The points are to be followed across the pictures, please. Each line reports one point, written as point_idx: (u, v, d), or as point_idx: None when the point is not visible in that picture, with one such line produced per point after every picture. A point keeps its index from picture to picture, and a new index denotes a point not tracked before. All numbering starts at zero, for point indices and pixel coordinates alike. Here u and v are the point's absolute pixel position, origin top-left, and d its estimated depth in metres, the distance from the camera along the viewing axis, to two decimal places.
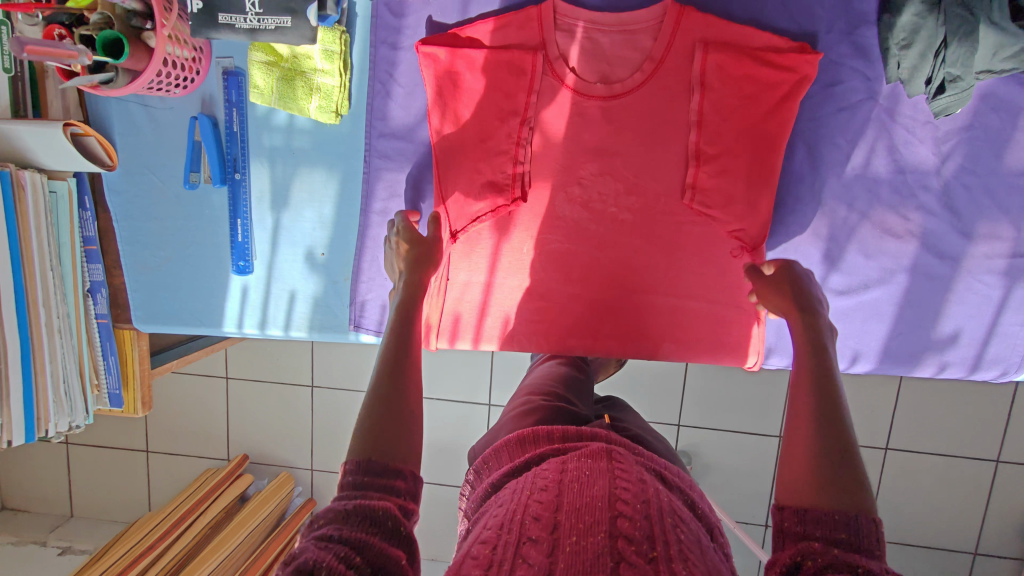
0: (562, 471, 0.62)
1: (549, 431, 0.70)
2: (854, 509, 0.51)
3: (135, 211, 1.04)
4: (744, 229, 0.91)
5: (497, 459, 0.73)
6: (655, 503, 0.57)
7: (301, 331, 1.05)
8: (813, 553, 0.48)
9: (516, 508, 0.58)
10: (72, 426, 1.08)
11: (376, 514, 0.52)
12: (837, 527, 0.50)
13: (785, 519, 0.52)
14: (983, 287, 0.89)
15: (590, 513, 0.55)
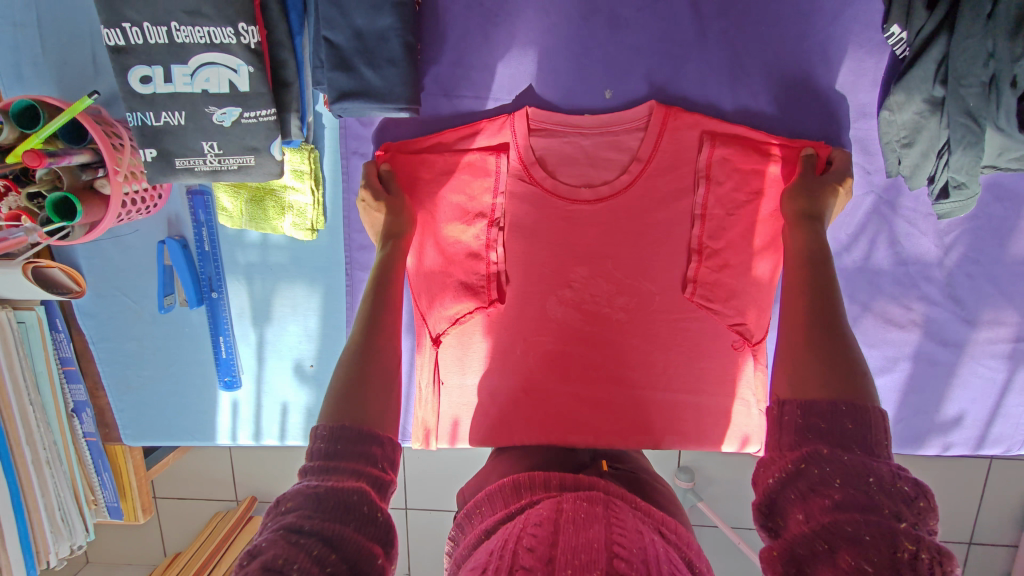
0: (557, 510, 0.63)
1: (546, 479, 0.71)
2: (853, 399, 0.51)
3: (110, 333, 0.99)
4: (744, 323, 0.89)
5: (489, 505, 0.73)
6: (652, 552, 0.58)
7: (297, 440, 1.03)
8: (817, 458, 0.49)
9: (509, 539, 0.60)
10: (73, 547, 1.07)
11: (349, 496, 0.51)
12: (845, 416, 0.51)
13: (789, 414, 0.53)
14: (987, 370, 0.87)
15: (586, 552, 0.55)
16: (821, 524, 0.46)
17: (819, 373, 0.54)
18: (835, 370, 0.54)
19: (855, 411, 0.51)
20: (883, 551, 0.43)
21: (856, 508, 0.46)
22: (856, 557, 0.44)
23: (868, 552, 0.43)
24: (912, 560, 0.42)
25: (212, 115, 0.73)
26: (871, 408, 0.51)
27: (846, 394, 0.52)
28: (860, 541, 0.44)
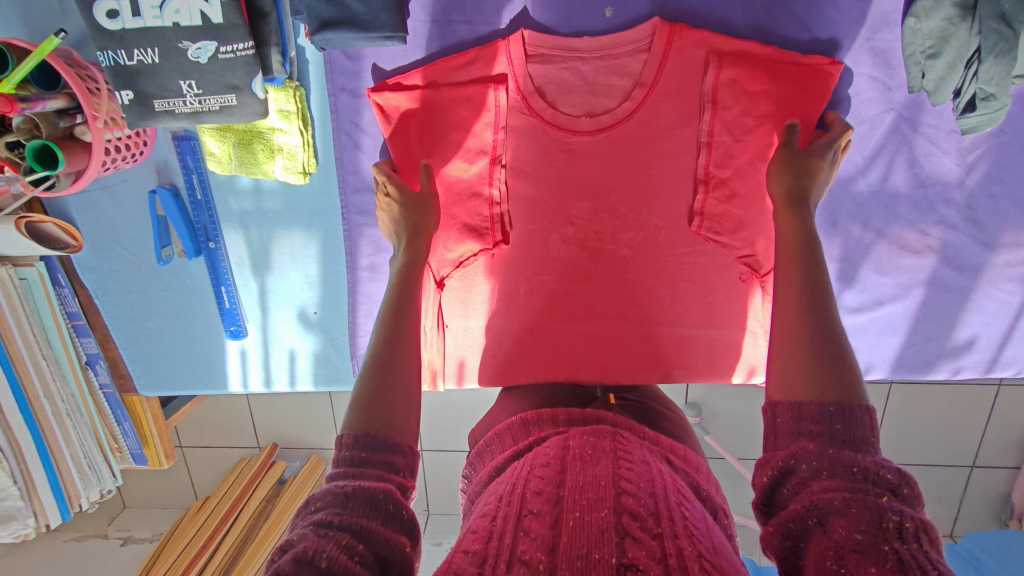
0: (564, 448, 0.63)
1: (553, 415, 0.71)
2: (840, 397, 0.49)
3: (114, 287, 0.99)
4: (753, 255, 0.86)
5: (499, 443, 0.74)
6: (659, 484, 0.58)
7: (307, 385, 1.05)
8: (805, 456, 0.48)
9: (517, 483, 0.59)
10: (104, 492, 1.12)
11: (375, 496, 0.49)
12: (833, 417, 0.48)
13: (779, 415, 0.51)
14: (1003, 294, 0.85)
15: (593, 490, 0.55)
16: (809, 503, 0.45)
17: (812, 368, 0.51)
18: (835, 369, 0.51)
19: (844, 413, 0.48)
20: (869, 522, 0.42)
21: (844, 485, 0.45)
22: (848, 526, 0.43)
23: (858, 522, 0.43)
24: (898, 530, 0.42)
25: (187, 51, 0.69)
26: (858, 411, 0.48)
27: (837, 394, 0.49)
28: (847, 513, 0.43)
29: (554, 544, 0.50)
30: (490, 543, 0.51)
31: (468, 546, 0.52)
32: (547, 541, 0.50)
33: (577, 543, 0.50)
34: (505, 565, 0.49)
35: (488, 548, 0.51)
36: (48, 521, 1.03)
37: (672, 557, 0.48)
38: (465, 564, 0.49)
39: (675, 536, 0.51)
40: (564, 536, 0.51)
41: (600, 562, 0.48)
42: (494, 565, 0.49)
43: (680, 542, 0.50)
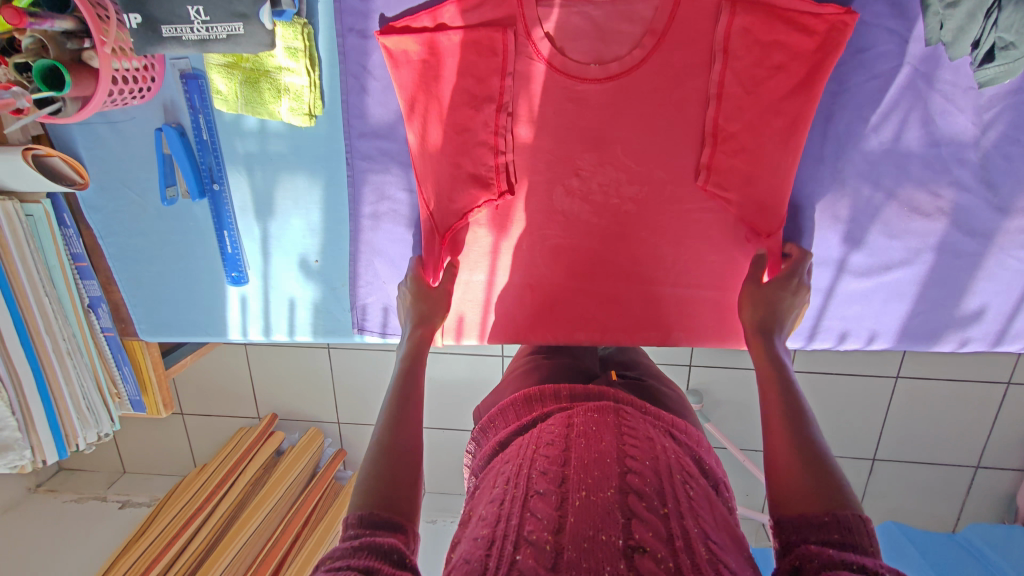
0: (568, 426, 0.63)
1: (555, 389, 0.72)
2: (827, 507, 0.51)
3: (118, 227, 1.00)
4: (760, 214, 0.84)
5: (503, 417, 0.75)
6: (663, 461, 0.59)
7: (306, 336, 1.05)
8: (809, 554, 0.47)
9: (522, 465, 0.59)
10: (101, 434, 1.12)
11: (382, 546, 0.50)
12: (829, 527, 0.49)
13: (785, 531, 0.52)
14: (1015, 262, 0.83)
15: (598, 468, 0.56)
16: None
17: (799, 467, 0.55)
18: (812, 472, 0.54)
19: (838, 521, 0.49)
20: None
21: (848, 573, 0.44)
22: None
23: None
24: None
25: None
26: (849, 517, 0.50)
27: (829, 504, 0.51)
28: None
29: (560, 525, 0.51)
30: (498, 526, 0.52)
31: (477, 533, 0.53)
32: (554, 522, 0.51)
33: (584, 524, 0.50)
34: (513, 546, 0.49)
35: (495, 531, 0.51)
36: (45, 457, 1.03)
37: (677, 539, 0.50)
38: (475, 549, 0.51)
39: (680, 516, 0.53)
40: (571, 517, 0.51)
41: (607, 542, 0.49)
42: (502, 546, 0.50)
43: (685, 523, 0.52)
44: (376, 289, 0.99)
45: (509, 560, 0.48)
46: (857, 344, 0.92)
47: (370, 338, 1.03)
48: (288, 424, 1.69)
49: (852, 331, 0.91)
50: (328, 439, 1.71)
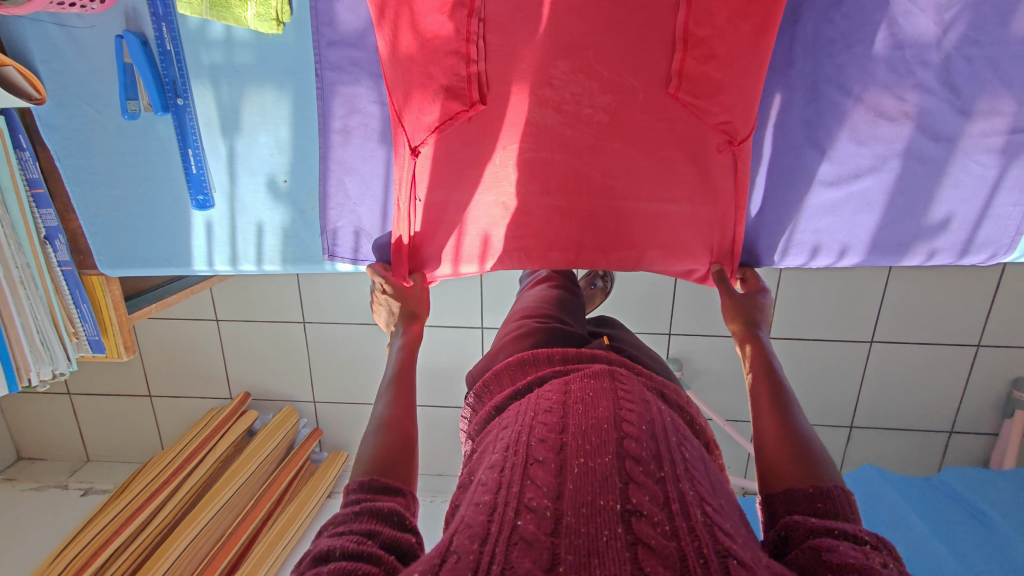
0: (565, 392, 0.66)
1: (549, 354, 0.80)
2: (813, 481, 0.64)
3: (76, 148, 0.96)
4: (731, 121, 0.85)
5: (498, 382, 0.82)
6: (659, 424, 0.61)
7: (274, 265, 1.02)
8: (795, 524, 0.59)
9: (522, 433, 0.60)
10: (56, 374, 1.08)
11: (383, 509, 0.62)
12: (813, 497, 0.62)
13: (774, 504, 0.65)
14: (978, 168, 0.85)
15: (596, 434, 0.58)
16: (805, 547, 0.55)
17: (789, 455, 0.68)
18: (797, 456, 0.67)
19: (822, 495, 0.62)
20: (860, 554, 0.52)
21: (832, 538, 0.56)
22: (839, 555, 0.52)
23: (845, 553, 0.52)
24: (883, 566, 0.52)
25: None
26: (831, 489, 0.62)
27: (811, 480, 0.64)
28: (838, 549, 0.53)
29: (560, 492, 0.52)
30: (500, 493, 0.54)
31: (478, 499, 0.54)
32: (553, 490, 0.53)
33: (583, 490, 0.52)
34: (514, 512, 0.51)
35: (496, 499, 0.53)
36: None
37: (674, 502, 0.53)
38: (477, 515, 0.52)
39: (676, 479, 0.55)
40: (570, 484, 0.53)
41: (605, 506, 0.51)
42: (503, 512, 0.51)
43: (681, 485, 0.55)
44: (346, 212, 0.97)
45: (511, 526, 0.50)
46: (830, 259, 0.92)
47: (341, 266, 1.00)
48: (261, 405, 2.06)
49: (823, 245, 0.91)
50: (303, 419, 2.08)
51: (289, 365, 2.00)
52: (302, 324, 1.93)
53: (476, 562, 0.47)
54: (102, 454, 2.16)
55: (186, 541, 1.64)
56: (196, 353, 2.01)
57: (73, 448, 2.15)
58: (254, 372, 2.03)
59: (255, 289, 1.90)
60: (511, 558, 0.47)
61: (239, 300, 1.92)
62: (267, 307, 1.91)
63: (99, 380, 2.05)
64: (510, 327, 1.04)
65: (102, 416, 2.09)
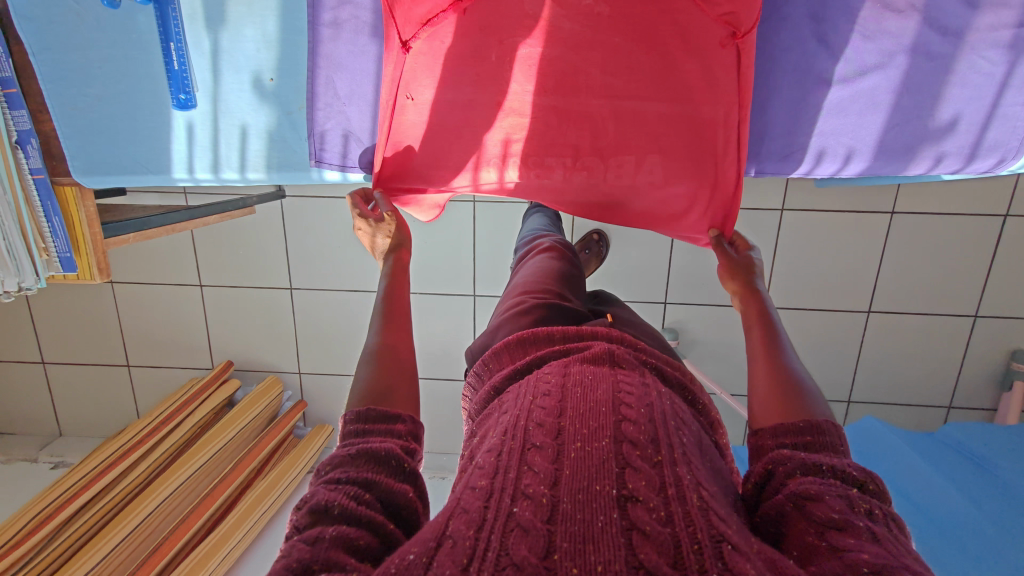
0: (564, 375, 0.69)
1: (549, 333, 0.81)
2: (801, 416, 0.64)
3: (52, 41, 0.91)
4: (734, 12, 0.81)
5: (497, 360, 0.84)
6: (657, 408, 0.64)
7: (258, 173, 0.97)
8: (783, 459, 0.60)
9: (521, 417, 0.62)
10: (22, 288, 1.02)
11: (381, 453, 0.62)
12: (802, 432, 0.63)
13: (762, 439, 0.66)
14: (985, 65, 0.82)
15: (594, 419, 0.60)
16: (790, 492, 0.56)
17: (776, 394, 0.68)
18: (782, 390, 0.68)
19: (813, 427, 0.63)
20: (845, 504, 0.53)
21: (818, 478, 0.56)
22: (825, 508, 0.53)
23: (831, 504, 0.53)
24: (867, 514, 0.53)
25: None
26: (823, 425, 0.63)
27: (805, 415, 0.64)
28: (823, 497, 0.54)
29: (557, 478, 0.54)
30: (496, 479, 0.55)
31: (474, 483, 0.55)
32: (550, 476, 0.54)
33: (579, 476, 0.53)
34: (510, 499, 0.52)
35: (494, 484, 0.54)
36: None
37: (670, 486, 0.53)
38: (473, 500, 0.53)
39: (673, 462, 0.56)
40: (567, 469, 0.55)
41: (601, 491, 0.52)
42: (500, 499, 0.52)
43: (677, 469, 0.55)
44: (335, 113, 0.94)
45: (507, 511, 0.51)
46: (833, 166, 0.90)
47: (329, 174, 0.98)
48: (244, 374, 1.98)
49: (827, 149, 0.89)
50: (288, 391, 1.99)
51: (275, 336, 1.93)
52: (289, 291, 1.87)
53: (472, 546, 0.47)
54: (75, 429, 2.06)
55: (159, 499, 1.57)
56: (175, 322, 1.94)
57: (43, 425, 2.06)
58: (238, 342, 1.95)
59: (242, 253, 1.84)
60: (506, 545, 0.47)
61: (221, 264, 1.86)
62: (258, 274, 1.86)
63: (71, 351, 1.97)
64: (510, 304, 1.02)
65: (74, 387, 2.01)
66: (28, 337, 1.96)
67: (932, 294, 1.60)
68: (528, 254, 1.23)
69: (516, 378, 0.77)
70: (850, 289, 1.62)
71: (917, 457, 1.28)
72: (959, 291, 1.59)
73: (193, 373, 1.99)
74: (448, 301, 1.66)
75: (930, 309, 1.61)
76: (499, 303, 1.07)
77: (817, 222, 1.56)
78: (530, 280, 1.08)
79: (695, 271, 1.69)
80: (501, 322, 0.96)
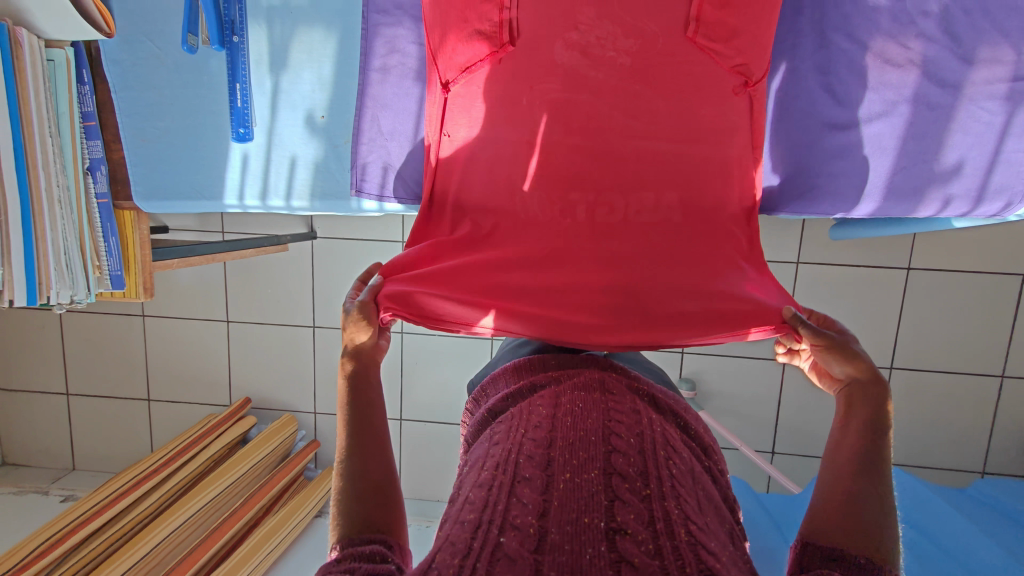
0: (556, 402, 0.68)
1: (543, 359, 0.82)
2: (871, 552, 0.55)
3: (134, 81, 1.03)
4: (745, 63, 0.91)
5: (494, 385, 0.85)
6: (648, 437, 0.63)
7: (302, 201, 1.05)
8: None
9: (511, 449, 0.62)
10: (73, 301, 1.07)
11: (365, 552, 0.56)
12: (866, 572, 0.54)
13: (810, 554, 0.57)
14: (985, 115, 0.88)
15: (583, 450, 0.60)
16: None
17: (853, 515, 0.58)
18: (860, 523, 0.57)
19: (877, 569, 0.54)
20: None
21: None
22: None
23: None
24: None
25: None
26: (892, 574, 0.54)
27: (871, 552, 0.55)
28: None
29: (545, 510, 0.54)
30: (485, 511, 0.55)
31: (464, 516, 0.55)
32: (538, 507, 0.54)
33: (568, 508, 0.54)
34: (498, 530, 0.53)
35: (482, 517, 0.54)
36: (12, 299, 0.96)
37: (658, 521, 0.54)
38: (461, 532, 0.53)
39: (661, 496, 0.56)
40: (555, 501, 0.55)
41: (590, 524, 0.52)
42: (487, 530, 0.53)
43: (666, 503, 0.56)
44: (377, 147, 1.02)
45: (494, 542, 0.51)
46: (845, 206, 0.95)
47: (367, 203, 1.04)
48: (260, 412, 1.99)
49: (840, 191, 0.94)
50: (301, 431, 1.99)
51: (296, 373, 1.96)
52: (311, 329, 1.91)
53: None
54: (88, 463, 2.07)
55: (166, 530, 1.55)
56: (199, 357, 1.98)
57: (58, 459, 2.07)
58: (257, 378, 1.98)
59: (269, 290, 1.91)
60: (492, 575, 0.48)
61: (251, 301, 1.93)
62: (285, 313, 1.92)
63: (96, 384, 2.01)
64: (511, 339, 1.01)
65: (93, 420, 2.04)
66: (57, 368, 2.02)
67: (954, 352, 1.59)
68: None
69: (512, 400, 0.76)
70: (871, 343, 1.61)
71: (953, 512, 1.22)
72: (984, 348, 1.58)
73: (210, 409, 2.01)
74: (467, 341, 1.69)
75: (953, 366, 1.59)
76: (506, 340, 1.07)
77: (833, 276, 1.59)
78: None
79: None
80: (501, 357, 0.96)
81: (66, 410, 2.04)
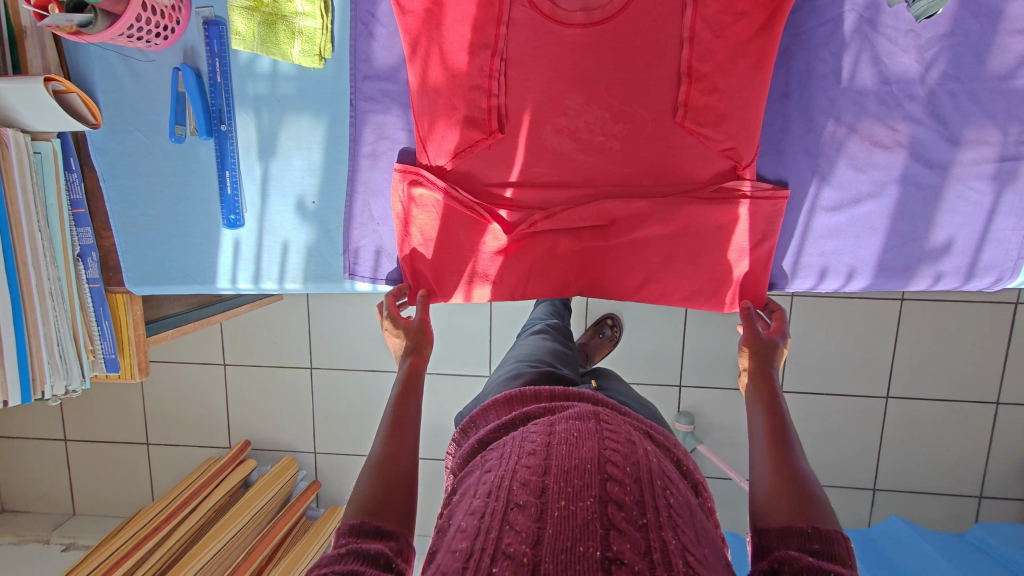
0: (550, 433, 0.65)
1: (535, 391, 0.81)
2: (810, 520, 0.58)
3: (122, 170, 1.03)
4: (735, 147, 0.90)
5: (484, 417, 0.83)
6: (645, 467, 0.61)
7: (295, 283, 1.05)
8: (790, 558, 0.54)
9: (504, 476, 0.60)
10: (68, 389, 1.07)
11: (370, 551, 0.56)
12: (813, 537, 0.56)
13: (767, 536, 0.59)
14: (973, 194, 0.89)
15: (578, 477, 0.57)
16: None
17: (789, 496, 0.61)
18: (792, 491, 0.62)
19: (824, 535, 0.56)
20: None
21: None
22: None
23: None
24: None
25: None
26: (834, 529, 0.57)
27: (812, 517, 0.58)
28: None
29: (539, 537, 0.51)
30: (477, 539, 0.52)
31: (456, 545, 0.53)
32: (532, 535, 0.52)
33: (562, 536, 0.51)
34: (490, 558, 0.50)
35: (474, 545, 0.52)
36: (7, 398, 0.95)
37: (655, 551, 0.51)
38: (452, 562, 0.51)
39: (659, 527, 0.54)
40: (549, 529, 0.52)
41: (586, 553, 0.49)
42: (480, 559, 0.50)
43: (664, 534, 0.53)
44: (369, 231, 1.03)
45: (487, 572, 0.48)
46: (837, 282, 0.95)
47: (360, 285, 1.04)
48: (260, 453, 1.95)
49: (830, 269, 0.94)
50: (302, 471, 1.95)
51: (295, 414, 1.92)
52: (309, 370, 1.87)
53: None
54: (89, 508, 2.04)
55: None
56: (195, 400, 1.95)
57: (57, 507, 2.04)
58: (255, 420, 1.94)
59: (265, 333, 1.87)
60: None
61: (248, 343, 1.89)
62: (281, 355, 1.87)
63: (93, 431, 1.98)
64: (504, 370, 1.02)
65: (91, 468, 2.00)
66: (53, 416, 1.99)
67: None
68: (529, 328, 1.25)
69: (505, 430, 0.75)
70: None
71: (955, 567, 1.22)
72: None
73: (210, 452, 1.97)
74: None
75: None
76: (498, 373, 1.08)
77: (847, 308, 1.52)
78: (526, 351, 1.10)
79: (707, 356, 1.65)
80: (493, 390, 0.96)
81: (63, 459, 2.01)
